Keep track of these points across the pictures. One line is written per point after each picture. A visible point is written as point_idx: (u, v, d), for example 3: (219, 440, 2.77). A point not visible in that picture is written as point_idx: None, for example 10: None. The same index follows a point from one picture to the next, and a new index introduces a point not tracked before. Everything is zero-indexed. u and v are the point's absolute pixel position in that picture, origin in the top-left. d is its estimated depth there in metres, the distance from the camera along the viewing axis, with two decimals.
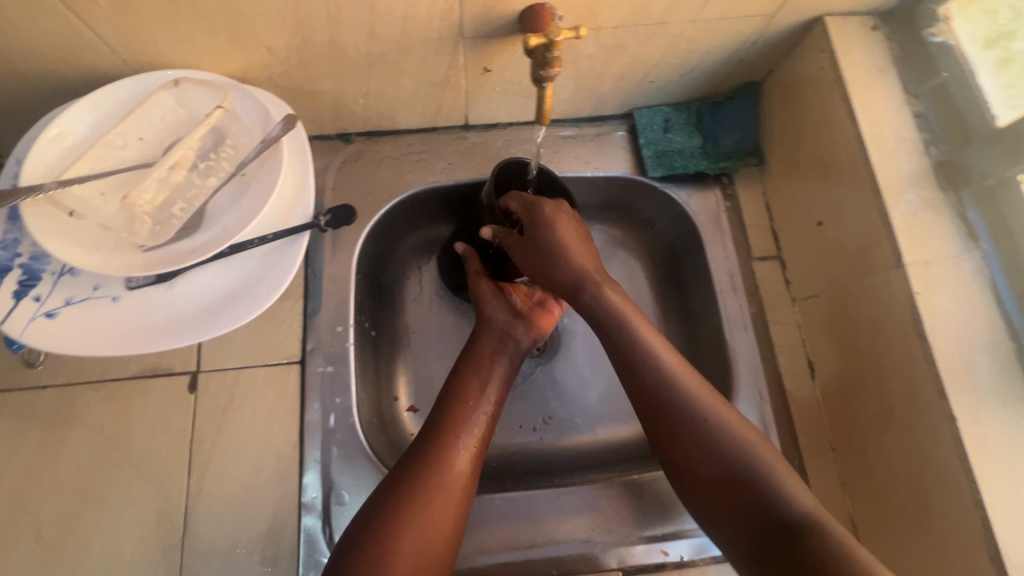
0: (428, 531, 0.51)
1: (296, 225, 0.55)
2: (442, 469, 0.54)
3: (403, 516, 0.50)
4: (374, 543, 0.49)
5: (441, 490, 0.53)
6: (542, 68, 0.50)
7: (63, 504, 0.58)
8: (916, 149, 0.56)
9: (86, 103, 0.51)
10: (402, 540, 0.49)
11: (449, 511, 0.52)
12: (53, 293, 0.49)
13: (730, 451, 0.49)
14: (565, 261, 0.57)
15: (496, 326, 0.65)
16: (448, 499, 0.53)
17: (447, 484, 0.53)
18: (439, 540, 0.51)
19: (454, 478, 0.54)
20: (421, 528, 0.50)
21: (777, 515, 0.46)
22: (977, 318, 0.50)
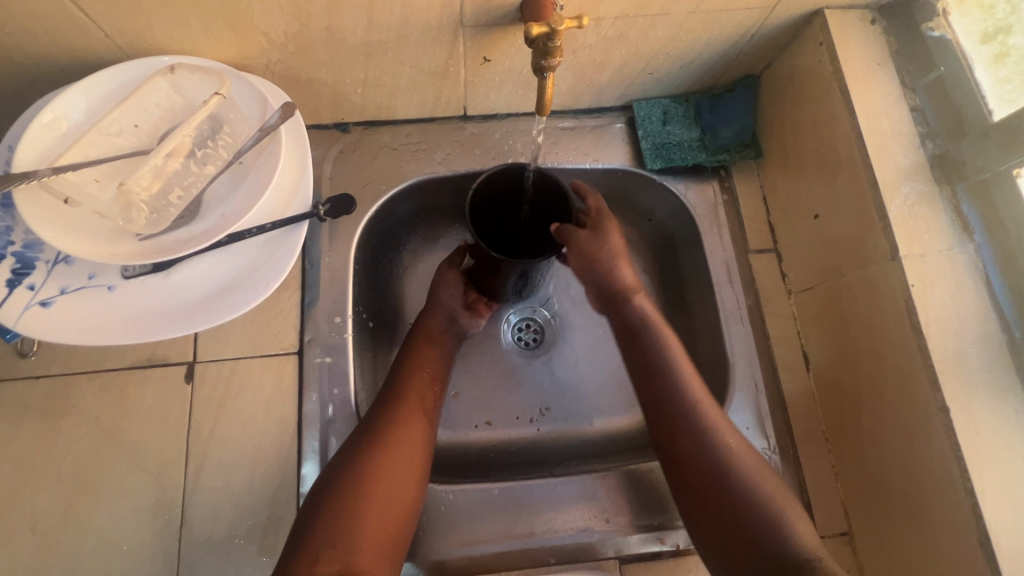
0: (393, 491, 0.54)
1: (295, 214, 0.54)
2: (400, 431, 0.57)
3: (367, 475, 0.53)
4: (340, 505, 0.51)
5: (403, 454, 0.56)
6: (544, 57, 0.50)
7: (59, 495, 0.57)
8: (912, 142, 0.56)
9: (80, 89, 0.50)
10: (369, 500, 0.52)
11: (412, 474, 0.55)
12: (48, 282, 0.49)
13: (723, 460, 0.54)
14: (617, 271, 0.61)
15: (445, 308, 0.67)
16: (408, 462, 0.56)
17: (410, 444, 0.57)
18: (403, 501, 0.54)
19: (413, 441, 0.57)
20: (384, 488, 0.53)
21: (757, 527, 0.51)
22: (970, 309, 0.51)
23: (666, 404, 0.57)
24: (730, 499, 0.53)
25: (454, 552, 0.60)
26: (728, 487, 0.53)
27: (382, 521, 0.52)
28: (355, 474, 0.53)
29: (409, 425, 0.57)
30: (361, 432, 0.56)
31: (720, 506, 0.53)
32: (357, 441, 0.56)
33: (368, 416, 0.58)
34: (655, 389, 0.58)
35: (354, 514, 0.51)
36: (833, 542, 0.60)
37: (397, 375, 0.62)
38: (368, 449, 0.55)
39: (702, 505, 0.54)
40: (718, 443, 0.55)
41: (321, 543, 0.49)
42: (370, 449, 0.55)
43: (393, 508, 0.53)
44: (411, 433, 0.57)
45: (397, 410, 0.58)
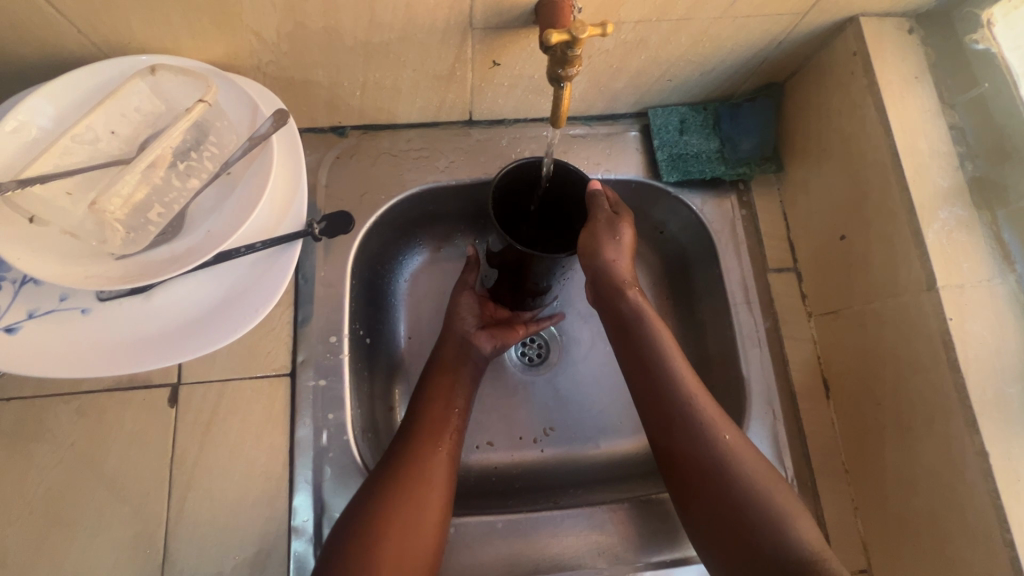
0: (411, 533, 0.50)
1: (288, 233, 0.50)
2: (422, 466, 0.54)
3: (387, 516, 0.50)
4: (364, 539, 0.49)
5: (432, 470, 0.54)
6: (562, 66, 0.46)
7: (31, 527, 0.53)
8: (951, 163, 0.53)
9: (48, 90, 0.45)
10: (386, 545, 0.49)
11: (432, 515, 0.52)
12: (14, 305, 0.44)
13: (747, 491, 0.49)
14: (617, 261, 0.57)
15: (456, 334, 0.64)
16: (428, 500, 0.52)
17: (433, 472, 0.54)
18: (429, 529, 0.51)
19: (434, 477, 0.54)
20: (403, 530, 0.50)
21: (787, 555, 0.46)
22: (1011, 346, 0.48)
23: (675, 424, 0.53)
24: (757, 535, 0.47)
25: None
26: (749, 519, 0.48)
27: (399, 569, 0.49)
28: (379, 504, 0.51)
29: (432, 460, 0.55)
30: (381, 468, 0.54)
31: (745, 535, 0.48)
32: (377, 478, 0.53)
33: (389, 451, 0.56)
34: (662, 412, 0.54)
35: (372, 560, 0.48)
36: None
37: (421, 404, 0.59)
38: (387, 487, 0.52)
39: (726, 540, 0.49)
40: (741, 472, 0.50)
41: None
42: (388, 487, 0.52)
43: (411, 553, 0.50)
44: (432, 468, 0.54)
45: (420, 444, 0.55)
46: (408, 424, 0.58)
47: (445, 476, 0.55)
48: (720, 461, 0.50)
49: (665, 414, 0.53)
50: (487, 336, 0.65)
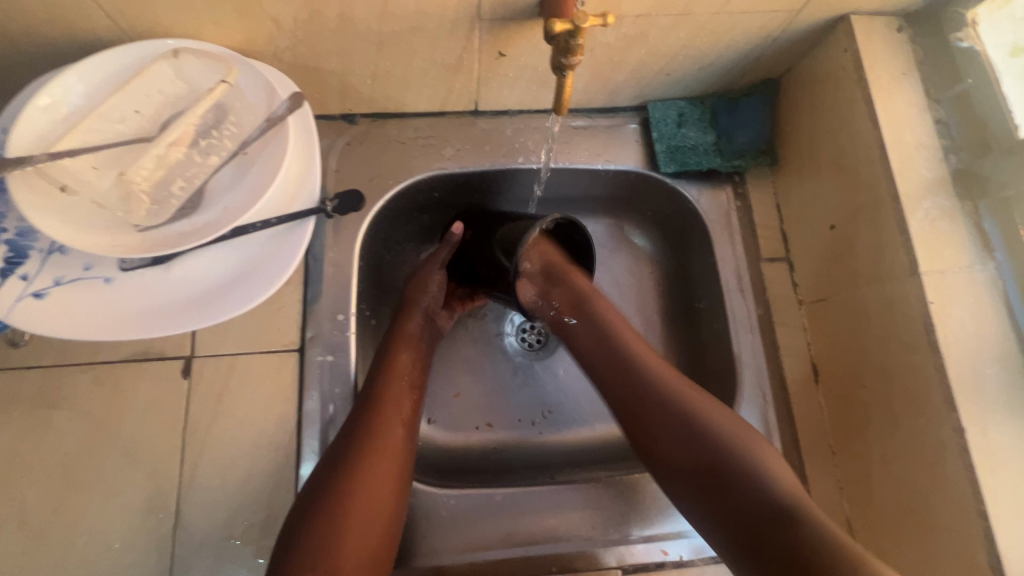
0: (370, 507, 0.50)
1: (302, 209, 0.53)
2: (377, 439, 0.54)
3: (347, 493, 0.50)
4: (324, 519, 0.48)
5: (389, 449, 0.54)
6: (564, 55, 0.48)
7: (49, 490, 0.56)
8: (936, 156, 0.55)
9: (78, 70, 0.47)
10: (347, 521, 0.48)
11: (392, 482, 0.53)
12: (41, 272, 0.47)
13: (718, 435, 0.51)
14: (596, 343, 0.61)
15: (422, 306, 0.67)
16: (384, 472, 0.53)
17: (391, 449, 0.54)
18: (386, 506, 0.51)
19: (389, 449, 0.54)
20: (363, 504, 0.50)
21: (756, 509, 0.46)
22: (989, 329, 0.50)
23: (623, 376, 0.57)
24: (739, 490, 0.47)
25: (454, 557, 0.59)
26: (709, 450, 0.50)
27: (364, 535, 0.49)
28: (339, 483, 0.50)
29: (386, 432, 0.55)
30: (340, 445, 0.53)
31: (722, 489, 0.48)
32: (334, 455, 0.52)
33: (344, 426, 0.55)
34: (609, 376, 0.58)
35: (332, 536, 0.47)
36: None
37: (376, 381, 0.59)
38: (345, 463, 0.51)
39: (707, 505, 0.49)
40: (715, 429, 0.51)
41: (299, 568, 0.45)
42: (347, 466, 0.51)
43: (373, 525, 0.50)
44: (388, 440, 0.54)
45: (375, 417, 0.55)
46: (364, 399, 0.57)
47: (400, 447, 0.55)
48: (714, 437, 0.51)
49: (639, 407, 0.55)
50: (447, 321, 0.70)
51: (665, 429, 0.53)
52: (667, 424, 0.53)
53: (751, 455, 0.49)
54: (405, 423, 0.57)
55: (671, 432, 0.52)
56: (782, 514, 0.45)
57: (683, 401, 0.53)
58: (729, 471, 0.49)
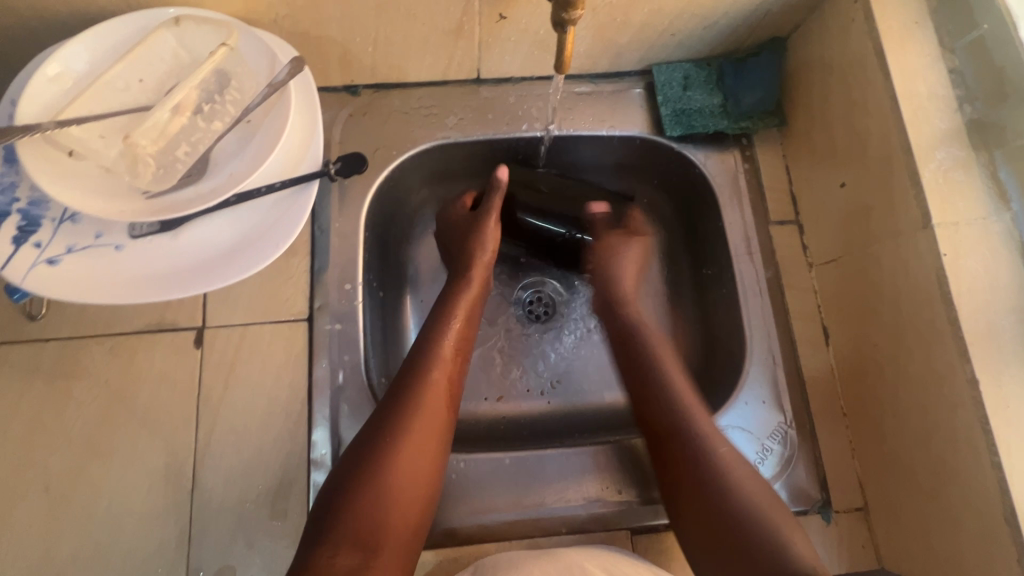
0: (410, 488, 0.51)
1: (306, 172, 0.53)
2: (422, 418, 0.54)
3: (390, 460, 0.51)
4: (367, 483, 0.49)
5: (431, 422, 0.54)
6: (565, 9, 0.47)
7: (70, 456, 0.57)
8: (950, 106, 0.54)
9: (83, 41, 0.48)
10: (389, 500, 0.49)
11: (430, 456, 0.53)
12: (54, 239, 0.48)
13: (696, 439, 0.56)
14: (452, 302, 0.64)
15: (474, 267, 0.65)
16: (426, 452, 0.53)
17: (433, 421, 0.55)
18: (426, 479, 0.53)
19: (433, 429, 0.54)
20: (406, 484, 0.51)
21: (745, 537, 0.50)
22: (1008, 279, 0.49)
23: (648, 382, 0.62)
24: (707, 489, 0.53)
25: (464, 519, 0.60)
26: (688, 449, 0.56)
27: (404, 506, 0.50)
28: (382, 452, 0.51)
29: (431, 411, 0.55)
30: (385, 421, 0.53)
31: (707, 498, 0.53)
32: (378, 430, 0.52)
33: (389, 394, 0.55)
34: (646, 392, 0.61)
35: (375, 512, 0.49)
36: (848, 518, 0.60)
37: (423, 351, 0.58)
38: (391, 442, 0.51)
39: (692, 509, 0.53)
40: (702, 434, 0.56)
41: (340, 544, 0.46)
42: (390, 443, 0.51)
43: (415, 491, 0.52)
44: (434, 422, 0.55)
45: (422, 396, 0.55)
46: (409, 373, 0.56)
47: (441, 426, 0.55)
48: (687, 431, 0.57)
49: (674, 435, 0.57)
50: (480, 278, 0.65)
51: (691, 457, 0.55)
52: (685, 453, 0.56)
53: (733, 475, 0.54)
54: (448, 399, 0.57)
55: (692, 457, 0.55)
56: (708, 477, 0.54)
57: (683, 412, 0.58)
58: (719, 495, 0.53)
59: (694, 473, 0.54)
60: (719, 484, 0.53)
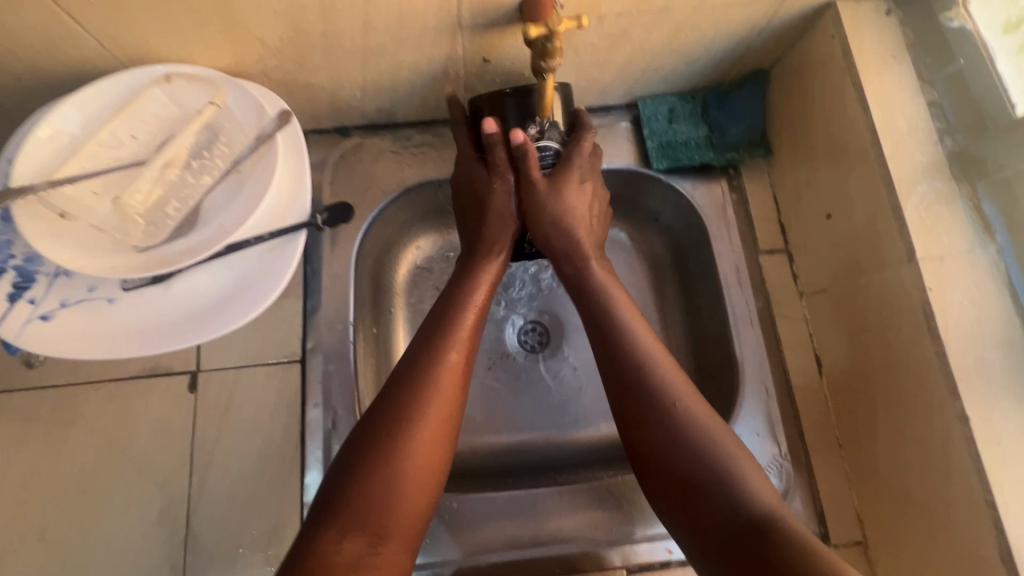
0: (419, 475, 0.48)
1: (292, 224, 0.54)
2: (435, 400, 0.51)
3: (395, 441, 0.48)
4: (373, 465, 0.47)
5: (441, 395, 0.51)
6: (543, 59, 0.50)
7: (66, 504, 0.58)
8: (931, 139, 0.54)
9: (76, 100, 0.49)
10: (401, 486, 0.47)
11: (438, 434, 0.50)
12: (49, 295, 0.49)
13: (666, 412, 0.50)
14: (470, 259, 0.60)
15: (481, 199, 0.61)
16: (437, 439, 0.50)
17: (442, 394, 0.51)
18: (433, 459, 0.49)
19: (447, 405, 0.51)
20: (416, 472, 0.48)
21: (741, 513, 0.44)
22: (991, 313, 0.49)
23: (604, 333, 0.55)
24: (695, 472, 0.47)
25: (460, 560, 0.59)
26: (665, 424, 0.50)
27: (411, 492, 0.47)
28: (388, 429, 0.48)
29: (442, 394, 0.51)
30: (396, 395, 0.50)
31: (689, 472, 0.47)
32: (388, 407, 0.50)
33: (401, 366, 0.53)
34: (609, 354, 0.54)
35: (385, 499, 0.46)
36: (847, 552, 0.59)
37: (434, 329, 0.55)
38: (403, 424, 0.49)
39: (664, 481, 0.48)
40: (687, 416, 0.50)
41: (346, 529, 0.44)
42: (402, 421, 0.49)
43: (422, 476, 0.48)
44: (447, 400, 0.51)
45: (434, 373, 0.52)
46: (420, 355, 0.53)
47: (453, 409, 0.52)
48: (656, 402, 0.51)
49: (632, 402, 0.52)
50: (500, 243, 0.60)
51: (666, 431, 0.49)
52: (657, 424, 0.50)
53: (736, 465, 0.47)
54: (461, 382, 0.53)
55: (656, 429, 0.50)
56: (679, 454, 0.48)
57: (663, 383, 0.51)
58: (706, 480, 0.47)
59: (670, 443, 0.49)
60: (701, 461, 0.47)
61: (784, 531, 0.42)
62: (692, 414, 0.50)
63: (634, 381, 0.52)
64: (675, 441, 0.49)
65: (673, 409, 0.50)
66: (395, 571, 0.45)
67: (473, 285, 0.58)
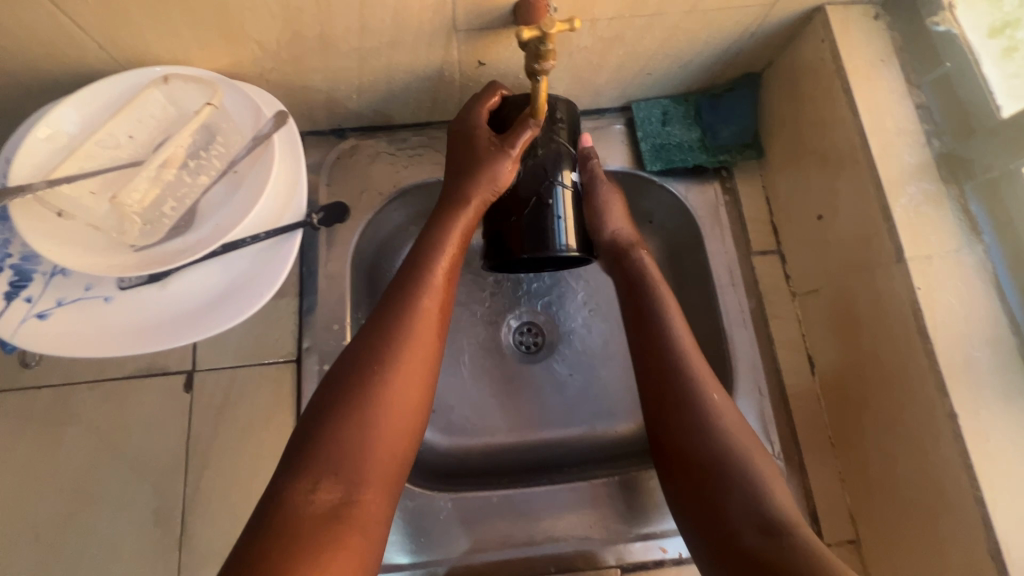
0: (393, 422, 0.49)
1: (289, 223, 0.54)
2: (407, 348, 0.51)
3: (366, 389, 0.48)
4: (345, 411, 0.47)
5: (414, 345, 0.51)
6: (536, 60, 0.49)
7: (61, 503, 0.58)
8: (919, 141, 0.55)
9: (73, 101, 0.50)
10: (374, 433, 0.47)
11: (412, 385, 0.50)
12: (45, 293, 0.49)
13: (700, 416, 0.53)
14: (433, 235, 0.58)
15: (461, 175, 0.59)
16: (412, 390, 0.50)
17: (414, 345, 0.51)
18: (407, 404, 0.50)
19: (418, 351, 0.51)
20: (390, 417, 0.48)
21: (764, 514, 0.47)
22: (978, 312, 0.50)
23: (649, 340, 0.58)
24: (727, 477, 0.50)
25: (454, 558, 0.60)
26: (696, 427, 0.53)
27: (384, 440, 0.48)
28: (359, 376, 0.49)
29: (416, 341, 0.52)
30: (368, 344, 0.51)
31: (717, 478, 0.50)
32: (358, 355, 0.50)
33: (373, 315, 0.53)
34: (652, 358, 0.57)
35: (359, 446, 0.47)
36: (839, 550, 0.59)
37: (410, 276, 0.55)
38: (376, 369, 0.49)
39: (695, 487, 0.51)
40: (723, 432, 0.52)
41: (319, 478, 0.45)
42: (374, 368, 0.49)
43: (396, 425, 0.49)
44: (418, 348, 0.52)
45: (407, 324, 0.52)
46: (395, 302, 0.53)
47: (429, 356, 0.52)
48: (694, 406, 0.54)
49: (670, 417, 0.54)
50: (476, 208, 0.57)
51: (699, 439, 0.52)
52: (685, 432, 0.53)
53: (757, 472, 0.50)
54: (436, 331, 0.54)
55: (695, 440, 0.52)
56: (711, 459, 0.51)
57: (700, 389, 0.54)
58: (729, 477, 0.50)
59: (704, 448, 0.52)
60: (736, 473, 0.50)
61: (798, 537, 0.45)
62: (725, 431, 0.53)
63: (676, 396, 0.55)
64: (709, 446, 0.52)
65: (712, 425, 0.53)
66: (374, 518, 0.46)
67: (449, 228, 0.57)
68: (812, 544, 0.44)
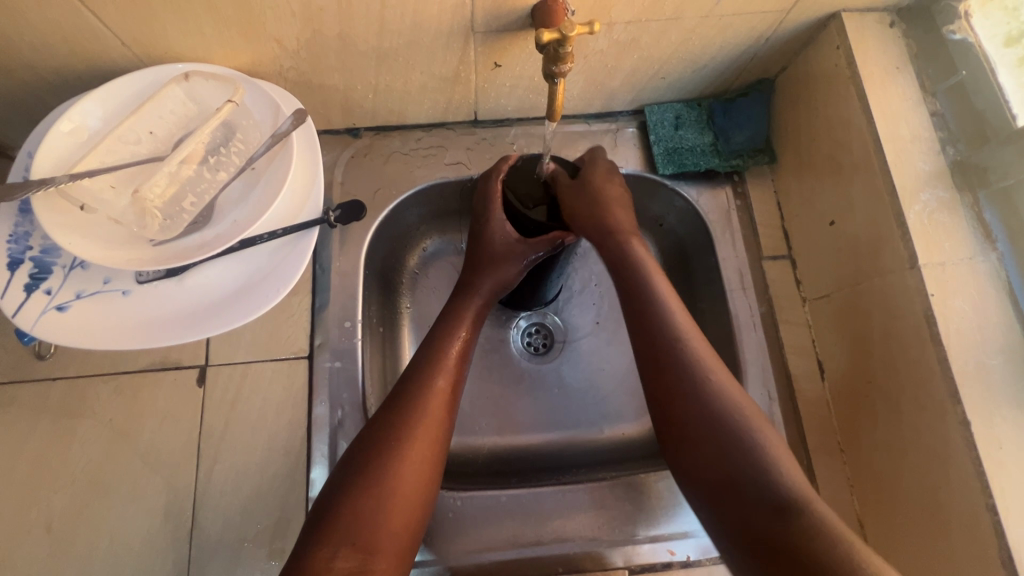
0: (406, 492, 0.48)
1: (307, 220, 0.55)
2: (425, 421, 0.51)
3: (384, 462, 0.49)
4: (364, 485, 0.47)
5: (430, 417, 0.52)
6: (555, 63, 0.50)
7: (74, 495, 0.58)
8: (933, 148, 0.55)
9: (96, 96, 0.50)
10: (390, 504, 0.47)
11: (426, 453, 0.50)
12: (64, 286, 0.49)
13: (698, 390, 0.51)
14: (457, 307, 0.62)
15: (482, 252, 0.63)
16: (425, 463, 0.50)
17: (430, 416, 0.52)
18: (421, 470, 0.50)
19: (432, 430, 0.51)
20: (406, 492, 0.48)
21: (772, 491, 0.45)
22: (991, 319, 0.50)
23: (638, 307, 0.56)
24: (736, 462, 0.47)
25: (461, 557, 0.60)
26: (693, 401, 0.50)
27: (400, 509, 0.48)
28: (377, 449, 0.49)
29: (427, 422, 0.51)
30: (389, 418, 0.51)
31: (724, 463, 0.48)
32: (380, 427, 0.51)
33: (394, 391, 0.54)
34: (646, 321, 0.55)
35: (374, 514, 0.47)
36: None
37: (423, 360, 0.56)
38: (394, 444, 0.50)
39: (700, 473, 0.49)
40: (724, 404, 0.50)
41: (340, 546, 0.45)
42: (395, 441, 0.50)
43: (409, 494, 0.49)
44: (433, 425, 0.52)
45: (425, 397, 0.53)
46: (409, 383, 0.54)
47: (440, 436, 0.52)
48: (691, 379, 0.51)
49: (670, 389, 0.52)
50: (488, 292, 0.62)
51: (698, 404, 0.50)
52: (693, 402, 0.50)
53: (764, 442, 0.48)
54: (448, 409, 0.54)
55: (699, 425, 0.49)
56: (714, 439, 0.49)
57: (697, 364, 0.52)
58: (739, 456, 0.47)
59: (704, 427, 0.49)
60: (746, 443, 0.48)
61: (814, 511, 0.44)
62: (728, 397, 0.50)
63: (674, 372, 0.52)
64: (710, 426, 0.49)
65: (709, 392, 0.50)
66: None
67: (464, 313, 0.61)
68: (827, 524, 0.42)
